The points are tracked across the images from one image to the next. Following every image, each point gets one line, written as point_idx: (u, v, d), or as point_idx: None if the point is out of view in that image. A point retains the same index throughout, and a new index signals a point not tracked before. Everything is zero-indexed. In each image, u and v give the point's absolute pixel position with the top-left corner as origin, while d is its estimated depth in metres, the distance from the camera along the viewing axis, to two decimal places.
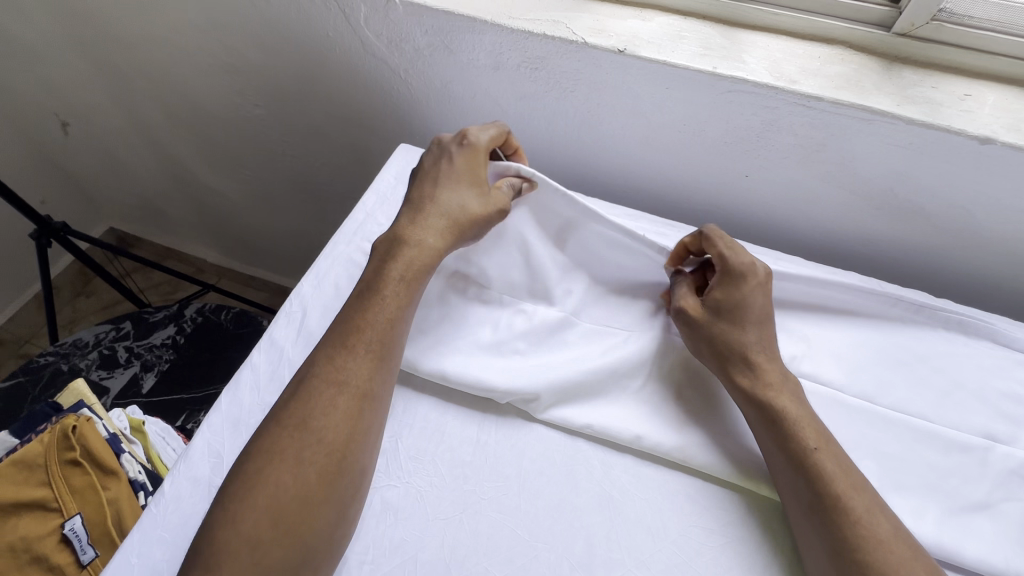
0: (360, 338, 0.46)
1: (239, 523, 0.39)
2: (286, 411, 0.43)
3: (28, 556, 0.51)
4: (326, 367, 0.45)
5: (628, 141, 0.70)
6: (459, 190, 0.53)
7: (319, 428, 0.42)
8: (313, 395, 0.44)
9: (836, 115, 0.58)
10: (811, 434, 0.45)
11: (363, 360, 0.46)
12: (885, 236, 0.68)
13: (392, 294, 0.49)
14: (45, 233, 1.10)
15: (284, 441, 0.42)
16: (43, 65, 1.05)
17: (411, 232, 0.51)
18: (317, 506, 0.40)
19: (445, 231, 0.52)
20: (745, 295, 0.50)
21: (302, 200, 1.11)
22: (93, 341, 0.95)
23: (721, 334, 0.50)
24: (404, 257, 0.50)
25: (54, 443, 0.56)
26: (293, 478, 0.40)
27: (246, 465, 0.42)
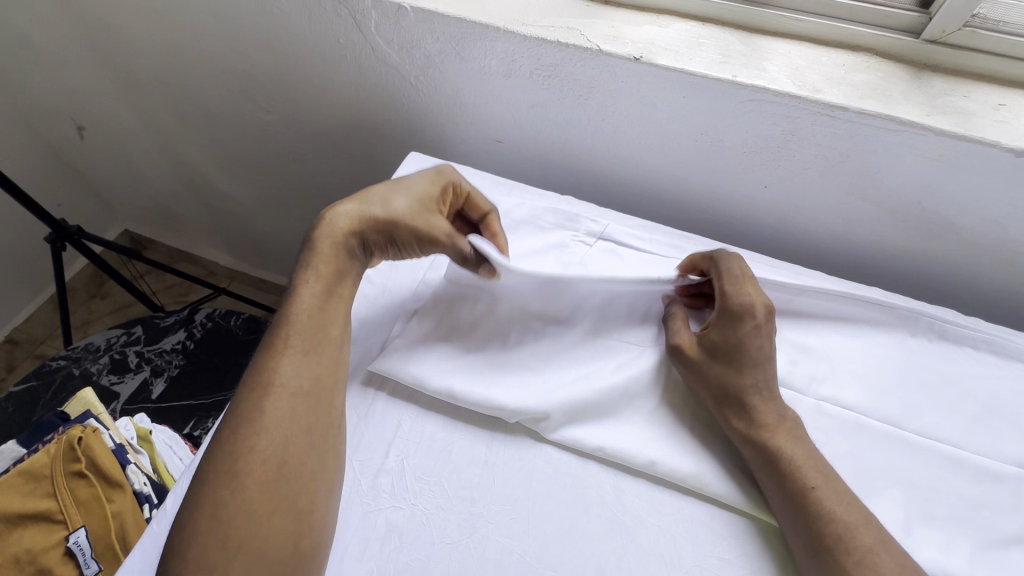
0: (282, 339, 0.46)
1: (189, 552, 0.38)
2: (223, 427, 0.42)
3: (32, 569, 0.51)
4: (254, 376, 0.44)
5: (642, 150, 0.68)
6: (395, 192, 0.53)
7: (251, 439, 0.41)
8: (245, 405, 0.43)
9: (862, 126, 0.56)
10: (805, 471, 0.43)
11: (290, 360, 0.45)
12: (911, 250, 0.66)
13: (311, 291, 0.48)
14: (61, 237, 1.11)
15: (223, 458, 0.41)
16: (59, 70, 1.06)
17: (331, 213, 0.51)
18: (267, 519, 0.39)
19: (359, 216, 0.51)
20: (742, 336, 0.48)
21: (312, 206, 1.11)
22: (104, 345, 0.95)
23: (717, 375, 0.48)
24: (320, 253, 0.50)
25: (59, 454, 0.55)
26: (235, 497, 0.39)
27: (196, 491, 0.40)
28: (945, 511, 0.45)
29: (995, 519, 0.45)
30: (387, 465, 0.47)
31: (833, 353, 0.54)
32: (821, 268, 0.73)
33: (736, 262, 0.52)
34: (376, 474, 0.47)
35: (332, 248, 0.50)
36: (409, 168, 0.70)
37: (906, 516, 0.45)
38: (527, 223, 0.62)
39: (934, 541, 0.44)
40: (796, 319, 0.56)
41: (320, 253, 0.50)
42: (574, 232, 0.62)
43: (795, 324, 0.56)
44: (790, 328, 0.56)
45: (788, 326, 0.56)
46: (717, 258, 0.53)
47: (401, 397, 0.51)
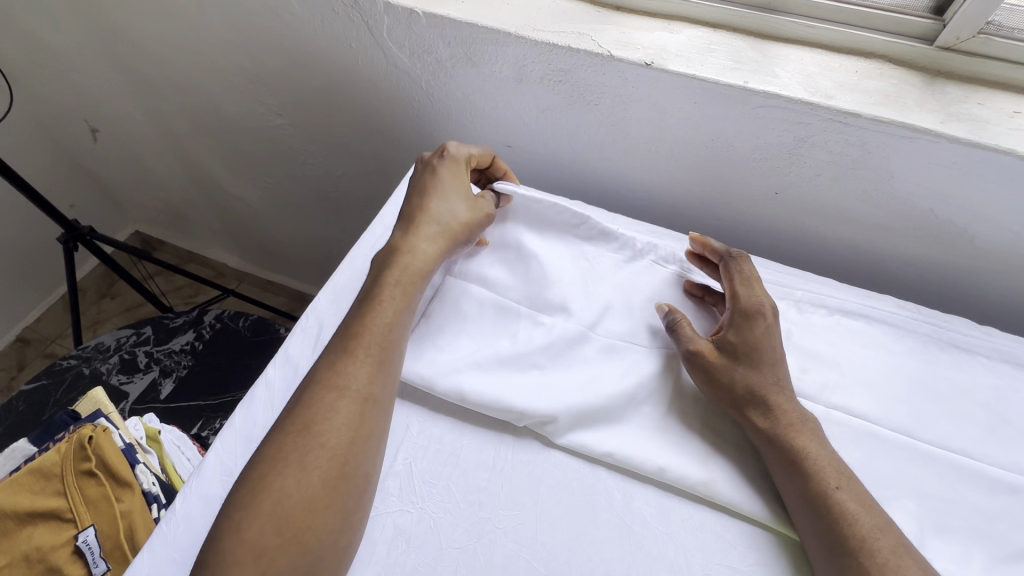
0: (361, 343, 0.46)
1: (244, 534, 0.38)
2: (289, 417, 0.42)
3: (42, 566, 0.52)
4: (326, 373, 0.44)
5: (652, 155, 0.68)
6: (451, 201, 0.55)
7: (322, 434, 0.41)
8: (316, 400, 0.42)
9: (874, 133, 0.56)
10: (833, 472, 0.43)
11: (364, 363, 0.45)
12: (923, 258, 0.65)
13: (389, 299, 0.48)
14: (73, 237, 1.13)
15: (288, 446, 0.41)
16: (74, 73, 1.07)
17: (406, 241, 0.52)
18: (322, 512, 0.39)
19: (440, 237, 0.53)
20: (759, 336, 0.50)
21: (321, 208, 1.11)
22: (114, 345, 0.96)
23: (742, 378, 0.48)
24: (400, 263, 0.50)
25: (70, 453, 0.55)
26: (298, 485, 0.39)
27: (252, 471, 0.41)
28: (960, 524, 0.45)
29: (1011, 532, 0.44)
30: (394, 468, 0.47)
31: (845, 362, 0.54)
32: (832, 275, 0.73)
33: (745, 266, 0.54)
34: (383, 477, 0.47)
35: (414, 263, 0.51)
36: None
37: (919, 528, 0.44)
38: None
39: (949, 553, 0.43)
40: (807, 326, 0.56)
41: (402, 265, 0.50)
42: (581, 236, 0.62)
43: (806, 331, 0.55)
44: (801, 335, 0.55)
45: (799, 333, 0.55)
46: (729, 256, 0.55)
47: (410, 401, 0.51)
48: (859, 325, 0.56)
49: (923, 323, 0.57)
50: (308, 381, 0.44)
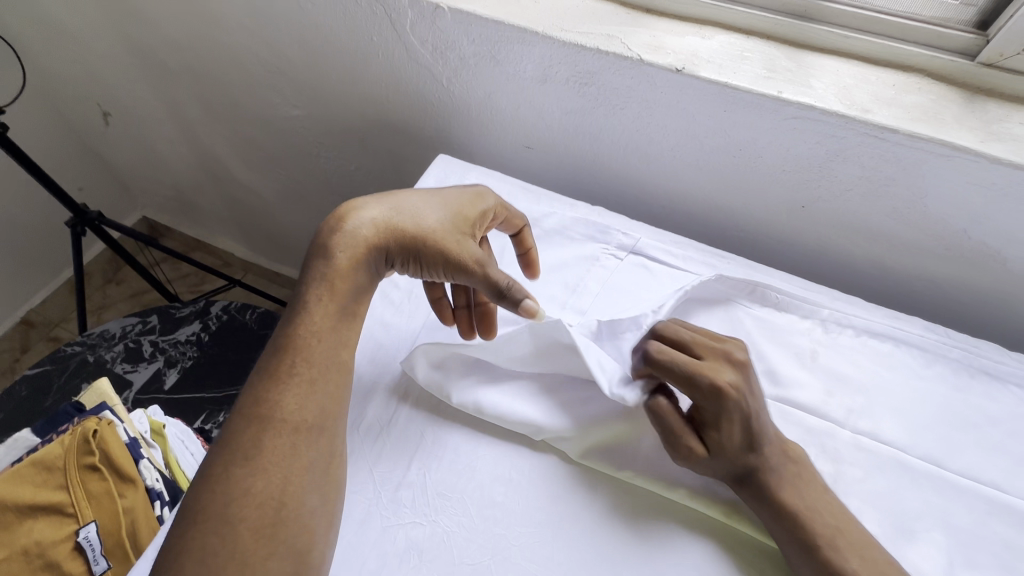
0: (285, 368, 0.44)
1: None
2: (214, 460, 0.40)
3: (41, 562, 0.51)
4: (251, 405, 0.42)
5: (676, 163, 0.67)
6: (428, 206, 0.51)
7: (251, 475, 0.39)
8: (241, 438, 0.41)
9: (911, 149, 0.54)
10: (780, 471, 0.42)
11: (291, 389, 0.43)
12: (951, 280, 0.63)
13: (320, 316, 0.46)
14: (81, 222, 1.12)
15: (208, 498, 0.39)
16: (88, 55, 1.06)
17: (351, 217, 0.49)
18: (260, 564, 0.37)
19: (387, 226, 0.49)
20: (735, 413, 0.42)
21: (332, 203, 1.10)
22: (119, 333, 0.95)
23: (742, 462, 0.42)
24: (332, 269, 0.47)
25: (75, 447, 0.54)
26: (222, 539, 0.37)
27: (175, 528, 0.39)
28: (990, 560, 0.43)
29: None
30: (408, 478, 0.46)
31: (872, 385, 0.52)
32: (855, 293, 0.71)
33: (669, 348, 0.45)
34: (397, 487, 0.45)
35: (345, 261, 0.47)
36: (437, 172, 0.69)
37: (946, 562, 0.43)
38: (556, 233, 0.63)
39: None
40: (833, 347, 0.54)
41: (333, 267, 0.47)
42: (604, 245, 0.62)
43: (832, 352, 0.54)
44: (826, 356, 0.54)
45: (825, 354, 0.54)
46: (655, 344, 0.45)
47: (425, 409, 0.50)
48: (886, 348, 0.55)
49: (953, 347, 0.55)
50: (234, 415, 0.42)
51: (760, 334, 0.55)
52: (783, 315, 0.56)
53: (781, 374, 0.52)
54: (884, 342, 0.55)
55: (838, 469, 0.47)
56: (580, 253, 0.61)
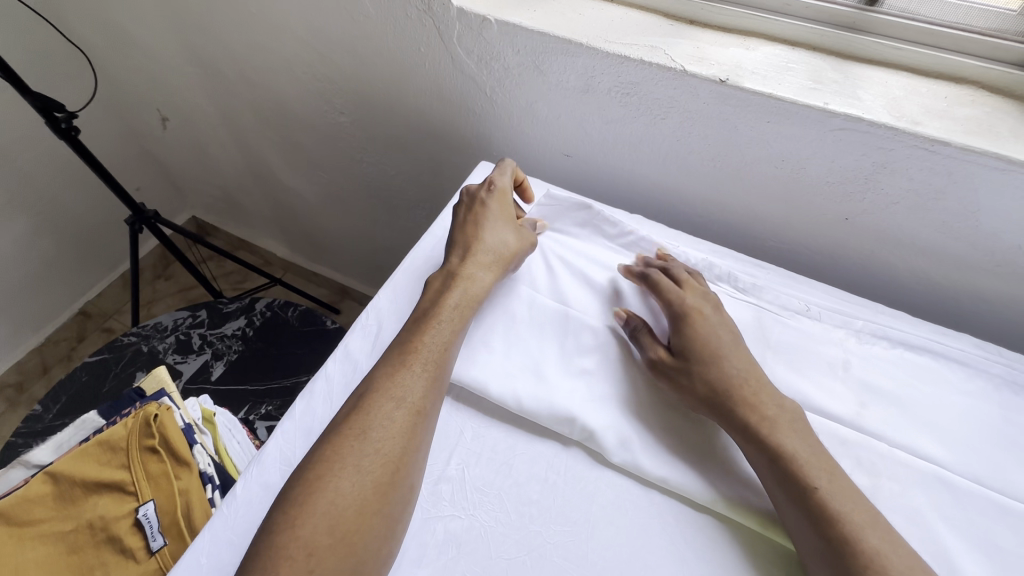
0: (417, 356, 0.48)
1: (297, 528, 0.39)
2: (349, 422, 0.44)
3: (105, 535, 0.54)
4: (385, 383, 0.46)
5: (716, 173, 0.67)
6: (504, 233, 0.58)
7: (377, 440, 0.43)
8: (375, 409, 0.44)
9: (964, 162, 0.53)
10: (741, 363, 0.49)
11: (419, 377, 0.47)
12: (1005, 299, 0.61)
13: (448, 320, 0.51)
14: (139, 219, 1.18)
15: (341, 449, 0.42)
16: (152, 63, 1.13)
17: (463, 269, 0.55)
18: (370, 517, 0.40)
19: (496, 266, 0.56)
20: (701, 325, 0.52)
21: (373, 206, 1.14)
22: (171, 326, 1.01)
23: (701, 377, 0.48)
24: (461, 286, 0.53)
25: (136, 429, 0.57)
26: (351, 486, 0.41)
27: (303, 473, 0.42)
28: None
29: None
30: (447, 473, 0.47)
31: (909, 399, 0.51)
32: (898, 307, 0.69)
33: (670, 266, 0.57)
34: (436, 481, 0.47)
35: (475, 286, 0.54)
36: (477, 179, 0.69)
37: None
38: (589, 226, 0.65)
39: None
40: (867, 358, 0.54)
41: (463, 287, 0.53)
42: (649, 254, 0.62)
43: (866, 363, 0.53)
44: (859, 366, 0.53)
45: (858, 365, 0.53)
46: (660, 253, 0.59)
47: (465, 405, 0.52)
48: (925, 361, 0.53)
49: (996, 362, 0.53)
50: (369, 383, 0.46)
51: (794, 342, 0.55)
52: (815, 325, 0.56)
53: (811, 382, 0.52)
54: (922, 355, 0.54)
55: (876, 483, 0.45)
56: (605, 259, 0.62)
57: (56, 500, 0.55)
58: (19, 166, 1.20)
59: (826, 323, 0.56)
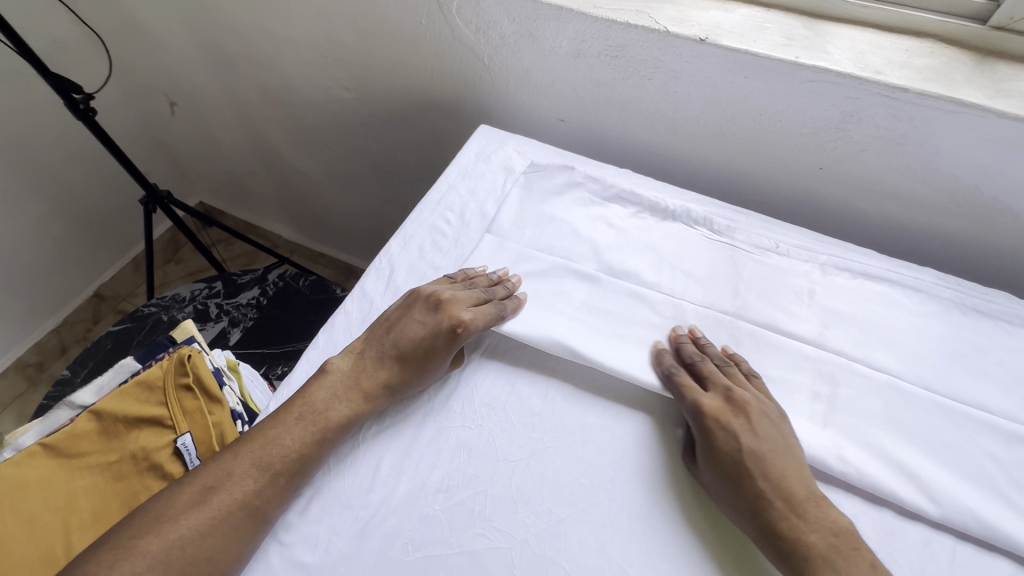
0: (345, 384, 0.51)
1: (183, 509, 0.45)
2: (270, 425, 0.49)
3: (148, 463, 0.59)
4: (311, 402, 0.50)
5: (699, 130, 0.72)
6: (468, 301, 0.55)
7: (279, 452, 0.47)
8: (291, 423, 0.49)
9: (921, 107, 0.58)
10: (768, 483, 0.45)
11: (341, 404, 0.50)
12: (964, 238, 0.67)
13: (384, 350, 0.53)
14: (152, 200, 1.23)
15: (252, 450, 0.48)
16: (162, 49, 1.17)
17: (415, 315, 0.54)
18: (246, 523, 0.45)
19: (450, 330, 0.53)
20: (741, 441, 0.47)
21: (377, 180, 1.19)
22: (189, 297, 1.06)
23: (749, 498, 0.45)
24: (407, 319, 0.54)
25: (171, 369, 0.63)
26: (240, 489, 0.46)
27: (219, 459, 0.48)
28: (977, 472, 0.48)
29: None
30: (457, 392, 0.53)
31: (866, 320, 0.58)
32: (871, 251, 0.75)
33: (695, 362, 0.53)
34: (448, 398, 0.53)
35: (419, 331, 0.53)
36: (479, 139, 0.74)
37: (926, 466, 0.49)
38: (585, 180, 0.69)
39: (969, 497, 0.47)
40: (830, 285, 0.60)
41: (410, 318, 0.54)
42: (637, 207, 0.67)
43: (828, 291, 0.60)
44: (823, 294, 0.60)
45: (822, 293, 0.59)
46: (681, 343, 0.55)
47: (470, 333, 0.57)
48: (882, 288, 0.60)
49: (947, 288, 0.60)
50: (299, 402, 0.50)
51: (762, 274, 0.61)
52: (783, 260, 0.62)
53: (775, 308, 0.59)
54: (880, 283, 0.60)
55: (836, 391, 0.53)
56: (591, 211, 0.67)
57: (100, 436, 0.61)
58: (36, 151, 1.25)
59: (794, 259, 0.63)
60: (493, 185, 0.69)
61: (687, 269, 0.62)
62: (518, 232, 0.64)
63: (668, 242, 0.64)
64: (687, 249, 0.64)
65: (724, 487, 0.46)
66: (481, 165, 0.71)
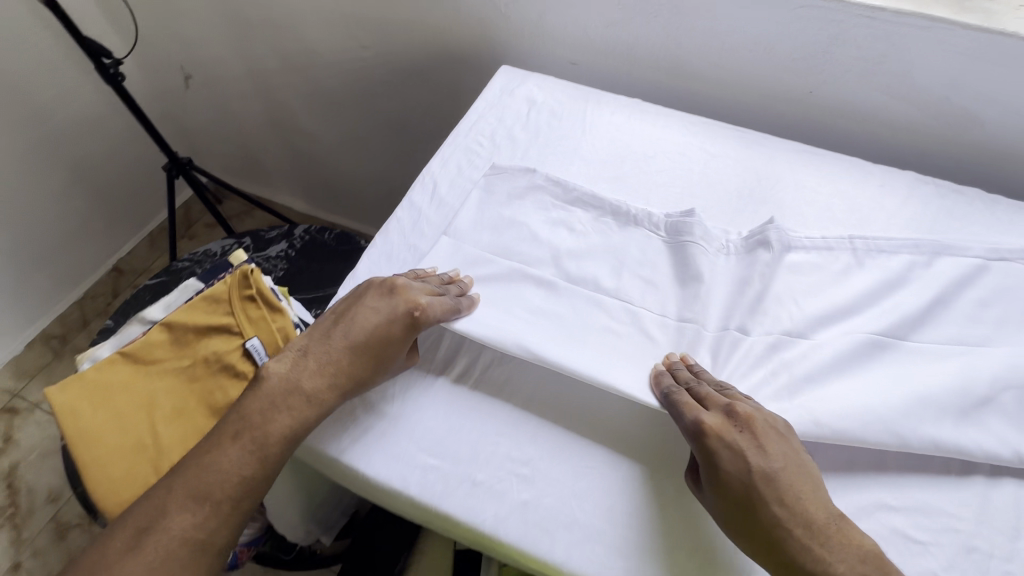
0: (278, 398, 0.49)
1: (125, 551, 0.43)
2: (203, 452, 0.47)
3: (221, 364, 0.65)
4: (244, 420, 0.48)
5: (701, 63, 0.79)
6: (415, 297, 0.53)
7: (218, 478, 0.46)
8: (225, 445, 0.47)
9: (898, 26, 0.66)
10: (786, 507, 0.43)
11: (276, 419, 0.48)
12: (939, 149, 0.76)
13: (322, 359, 0.51)
14: (174, 167, 1.28)
15: (188, 480, 0.46)
16: (180, 20, 1.22)
17: (357, 321, 0.52)
18: (193, 553, 0.44)
19: (401, 326, 0.51)
20: (754, 457, 0.45)
21: (393, 141, 1.25)
22: (220, 252, 1.12)
23: (775, 526, 0.42)
24: (347, 323, 0.52)
25: (236, 282, 0.69)
26: (180, 523, 0.44)
27: (153, 493, 0.46)
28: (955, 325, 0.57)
29: (996, 333, 0.56)
30: None
31: (857, 213, 0.66)
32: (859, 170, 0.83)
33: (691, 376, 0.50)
34: None
35: (365, 333, 0.51)
36: (502, 78, 0.80)
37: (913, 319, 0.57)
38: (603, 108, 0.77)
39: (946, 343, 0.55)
40: (792, 268, 0.60)
41: (349, 324, 0.52)
42: (598, 211, 0.64)
43: (790, 275, 0.59)
44: (795, 291, 0.58)
45: (785, 285, 0.58)
46: (674, 362, 0.52)
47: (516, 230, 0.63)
48: (870, 187, 0.68)
49: (925, 186, 0.68)
50: (234, 420, 0.48)
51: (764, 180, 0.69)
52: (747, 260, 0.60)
53: (744, 311, 0.56)
54: (869, 184, 0.68)
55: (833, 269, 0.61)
56: (551, 216, 0.64)
57: (172, 344, 0.67)
58: (57, 125, 1.29)
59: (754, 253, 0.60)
60: (518, 115, 0.76)
61: (648, 278, 0.59)
62: (476, 237, 0.62)
63: (632, 248, 0.61)
64: (646, 255, 0.61)
65: (737, 511, 0.44)
66: (505, 98, 0.77)
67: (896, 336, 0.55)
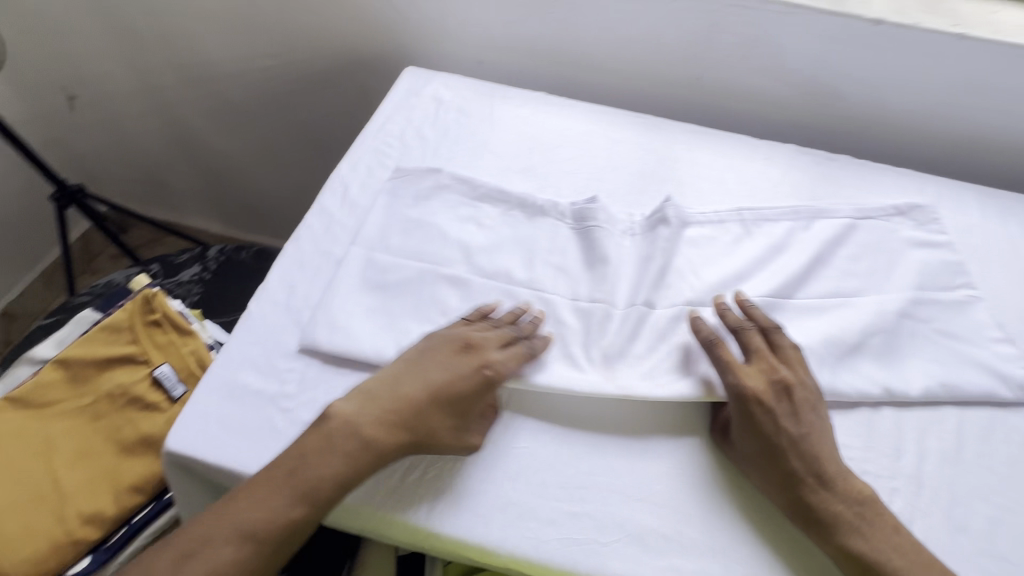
0: (296, 452, 0.46)
1: None
2: (211, 516, 0.44)
3: (128, 397, 0.62)
4: (261, 478, 0.45)
5: (599, 56, 0.83)
6: (494, 341, 0.52)
7: (230, 545, 0.43)
8: (236, 507, 0.44)
9: (765, 12, 0.73)
10: (802, 462, 0.48)
11: (302, 473, 0.45)
12: (813, 125, 0.84)
13: (375, 402, 0.48)
14: (66, 196, 1.18)
15: (200, 550, 0.43)
16: (58, 35, 1.13)
17: (444, 363, 0.50)
18: None
19: (471, 377, 0.50)
20: (789, 424, 0.49)
21: (308, 153, 1.21)
22: (124, 282, 1.03)
23: (807, 492, 0.47)
24: (428, 363, 0.50)
25: (135, 308, 0.64)
26: None
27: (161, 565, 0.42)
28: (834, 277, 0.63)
29: (868, 281, 0.63)
30: None
31: (746, 186, 0.71)
32: None
33: (751, 335, 0.54)
34: None
35: (444, 381, 0.49)
36: (407, 80, 0.80)
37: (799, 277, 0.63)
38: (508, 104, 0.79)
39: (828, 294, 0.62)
40: (691, 241, 0.64)
41: (427, 364, 0.50)
42: (505, 205, 0.66)
43: (690, 248, 0.63)
44: (695, 262, 0.62)
45: (683, 258, 0.62)
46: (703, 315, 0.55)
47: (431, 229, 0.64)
48: (756, 162, 0.74)
49: (803, 156, 0.75)
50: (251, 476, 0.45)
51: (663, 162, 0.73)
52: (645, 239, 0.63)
53: (652, 284, 0.59)
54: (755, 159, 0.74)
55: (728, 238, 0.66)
56: (460, 213, 0.64)
57: (68, 383, 0.62)
58: None
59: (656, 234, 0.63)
60: (426, 114, 0.76)
61: (558, 264, 0.61)
62: (385, 241, 0.61)
63: (541, 238, 0.63)
64: (555, 243, 0.63)
65: (760, 468, 0.49)
66: (412, 99, 0.78)
67: (784, 295, 0.60)
